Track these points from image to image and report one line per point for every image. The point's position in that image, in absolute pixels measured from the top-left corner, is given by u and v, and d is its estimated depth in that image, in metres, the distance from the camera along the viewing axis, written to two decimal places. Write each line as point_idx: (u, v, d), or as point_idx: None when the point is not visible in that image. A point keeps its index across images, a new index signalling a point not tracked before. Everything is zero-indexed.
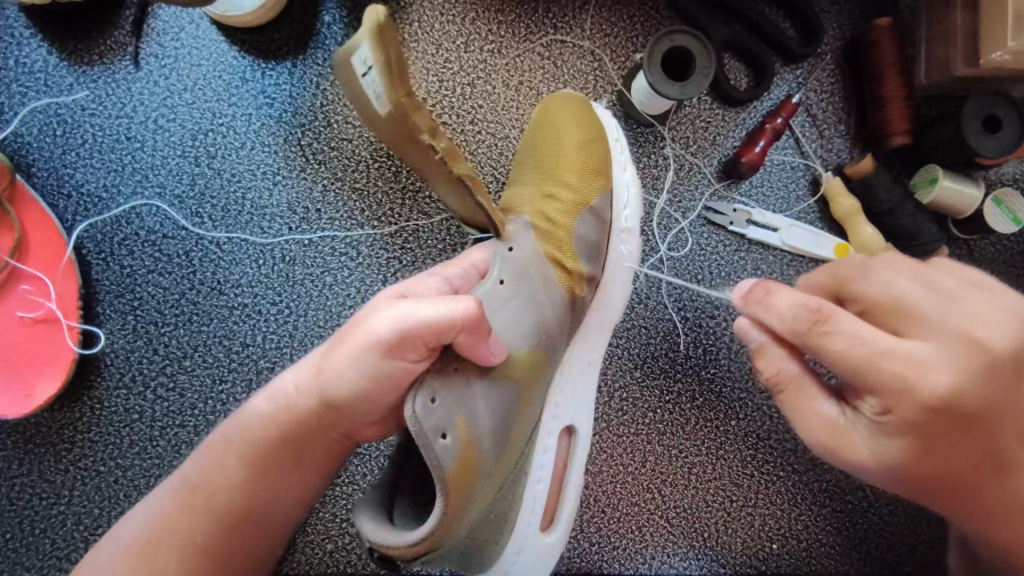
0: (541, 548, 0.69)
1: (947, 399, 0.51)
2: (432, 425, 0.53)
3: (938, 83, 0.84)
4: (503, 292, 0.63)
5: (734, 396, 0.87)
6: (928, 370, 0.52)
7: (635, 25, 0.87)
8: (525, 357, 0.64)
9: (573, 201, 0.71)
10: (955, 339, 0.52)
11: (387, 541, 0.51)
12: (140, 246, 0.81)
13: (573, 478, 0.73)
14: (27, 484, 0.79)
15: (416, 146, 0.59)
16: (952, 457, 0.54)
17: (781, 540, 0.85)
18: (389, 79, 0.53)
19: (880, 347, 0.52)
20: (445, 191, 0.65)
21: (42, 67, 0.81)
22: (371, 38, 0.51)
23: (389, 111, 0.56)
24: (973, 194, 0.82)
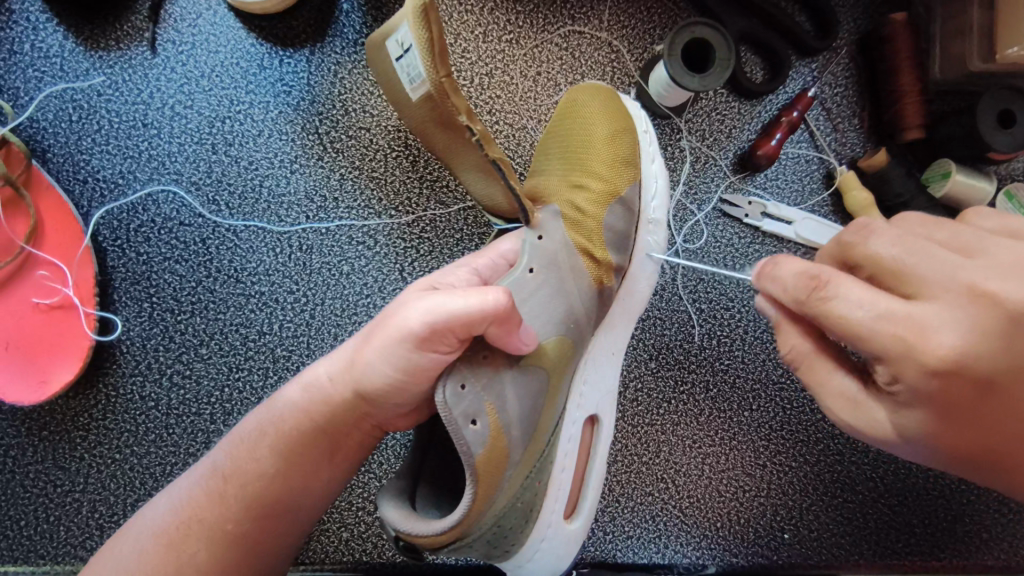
0: (565, 536, 0.70)
1: (957, 362, 0.48)
2: (460, 412, 0.54)
3: (952, 78, 0.85)
4: (531, 281, 0.65)
5: (747, 387, 0.88)
6: (934, 332, 0.48)
7: (653, 17, 0.87)
8: (552, 347, 0.65)
9: (604, 192, 0.71)
10: (961, 297, 0.48)
11: (412, 527, 0.52)
12: (156, 233, 0.81)
13: (596, 467, 0.74)
14: (41, 471, 0.78)
15: (455, 129, 0.61)
16: (977, 424, 0.52)
17: (792, 529, 0.86)
18: (432, 57, 0.56)
19: (882, 312, 0.49)
20: (479, 181, 0.67)
21: (58, 52, 0.80)
22: (416, 20, 0.55)
23: (430, 91, 0.59)
24: (986, 188, 0.83)
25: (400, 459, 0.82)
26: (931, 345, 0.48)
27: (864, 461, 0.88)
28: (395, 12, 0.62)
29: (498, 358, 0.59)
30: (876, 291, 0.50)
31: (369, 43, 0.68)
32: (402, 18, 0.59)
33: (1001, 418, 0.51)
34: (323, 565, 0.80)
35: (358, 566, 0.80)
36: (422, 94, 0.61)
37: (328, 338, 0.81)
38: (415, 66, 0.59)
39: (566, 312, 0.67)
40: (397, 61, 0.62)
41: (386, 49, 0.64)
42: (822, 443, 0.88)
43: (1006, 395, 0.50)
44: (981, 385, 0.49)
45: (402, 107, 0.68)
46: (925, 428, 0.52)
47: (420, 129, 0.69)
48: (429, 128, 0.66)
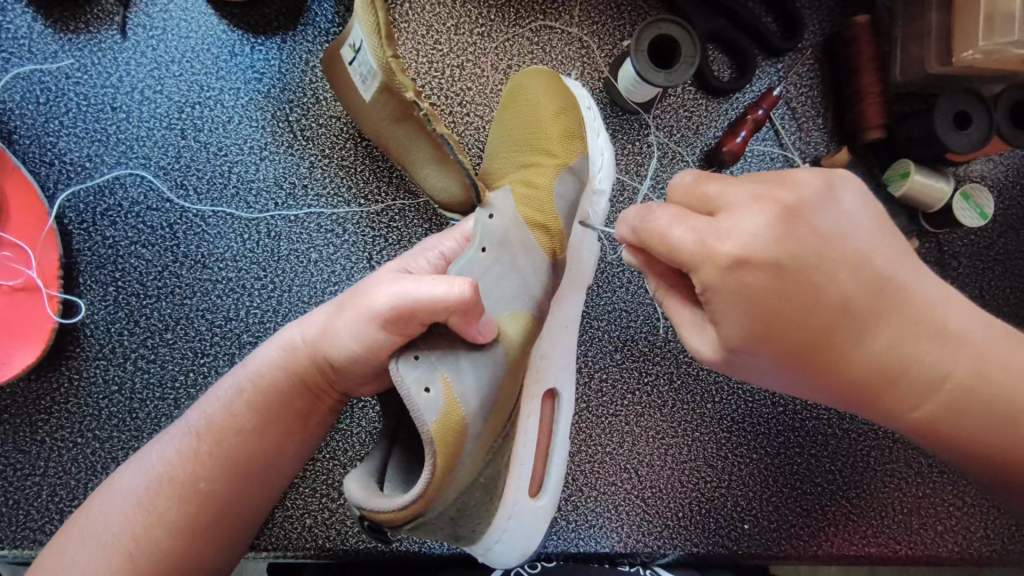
0: (532, 513, 0.72)
1: (745, 258, 0.52)
2: (413, 380, 0.55)
3: (912, 80, 0.87)
4: (485, 260, 0.66)
5: (711, 380, 0.89)
6: (725, 237, 0.53)
7: (623, 13, 0.88)
8: (512, 323, 0.66)
9: (553, 165, 0.73)
10: (752, 205, 0.53)
11: (373, 503, 0.52)
12: (123, 217, 0.81)
13: (560, 442, 0.76)
14: (1, 454, 0.78)
15: (413, 117, 0.66)
16: (790, 315, 0.54)
17: (752, 520, 0.87)
18: (381, 40, 0.61)
19: (690, 229, 0.54)
20: (437, 173, 0.71)
21: (26, 33, 0.80)
22: (365, 7, 0.60)
23: (382, 76, 0.63)
24: (944, 188, 0.84)
25: (365, 446, 0.83)
26: (724, 247, 0.52)
27: (823, 453, 0.90)
28: (348, 21, 0.68)
29: (456, 340, 0.60)
30: (687, 216, 0.54)
31: (327, 50, 0.75)
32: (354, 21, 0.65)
33: (804, 303, 0.54)
34: (286, 551, 0.80)
35: (322, 552, 0.81)
36: (377, 87, 0.66)
37: None
38: (368, 59, 0.64)
39: (524, 287, 0.68)
40: (351, 63, 0.68)
41: (343, 54, 0.70)
42: (782, 436, 0.89)
43: (811, 286, 0.53)
44: (777, 280, 0.53)
45: (359, 108, 0.74)
46: (741, 331, 0.55)
47: (377, 130, 0.74)
48: (387, 124, 0.71)
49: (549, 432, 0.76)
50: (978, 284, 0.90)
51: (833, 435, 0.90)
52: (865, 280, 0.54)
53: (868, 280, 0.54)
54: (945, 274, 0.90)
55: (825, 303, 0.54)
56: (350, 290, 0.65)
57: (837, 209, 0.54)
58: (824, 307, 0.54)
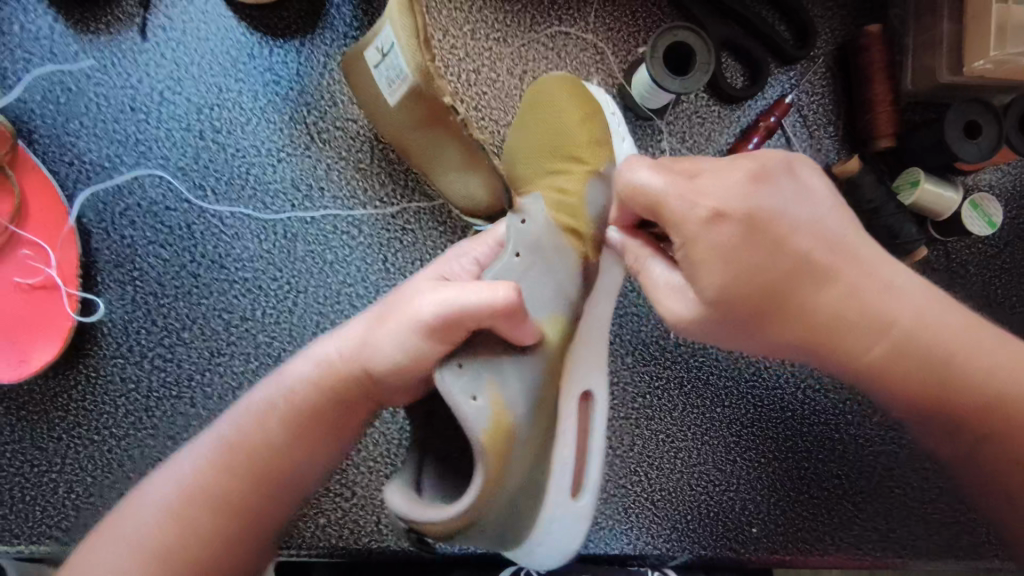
0: (573, 514, 0.71)
1: (722, 211, 0.58)
2: (461, 389, 0.55)
3: (923, 89, 0.88)
4: (519, 265, 0.66)
5: (720, 385, 0.90)
6: (706, 193, 0.59)
7: (637, 20, 0.89)
8: (551, 328, 0.67)
9: (582, 171, 0.74)
10: (729, 170, 0.60)
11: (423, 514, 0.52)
12: (141, 217, 0.82)
13: (595, 444, 0.75)
14: (19, 451, 0.79)
15: (445, 124, 0.68)
16: (762, 269, 0.58)
17: (760, 524, 0.88)
18: (419, 45, 0.63)
19: (672, 186, 0.60)
20: (464, 179, 0.73)
21: (47, 33, 0.81)
22: (404, 13, 0.62)
23: (416, 80, 0.65)
24: (952, 199, 0.85)
25: (379, 447, 0.83)
26: (705, 200, 0.58)
27: (830, 457, 0.90)
28: (374, 24, 0.70)
29: (491, 342, 0.60)
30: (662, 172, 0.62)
31: (347, 55, 0.76)
32: (383, 24, 0.67)
33: (770, 257, 0.58)
34: (299, 550, 0.81)
35: (335, 551, 0.82)
36: (404, 91, 0.68)
37: (310, 325, 0.82)
38: (399, 62, 0.66)
39: (558, 292, 0.68)
40: (378, 67, 0.69)
41: (366, 56, 0.71)
42: (790, 440, 0.90)
43: (774, 239, 0.58)
44: (752, 234, 0.58)
45: (381, 114, 0.75)
46: (716, 283, 0.59)
47: (397, 135, 0.75)
48: (411, 131, 0.73)
49: (586, 433, 0.76)
50: (985, 292, 0.91)
51: (840, 439, 0.91)
52: (819, 237, 0.60)
53: (819, 239, 0.60)
54: (952, 281, 0.91)
55: (786, 254, 0.59)
56: (390, 301, 0.66)
57: (799, 183, 0.61)
58: (785, 259, 0.59)
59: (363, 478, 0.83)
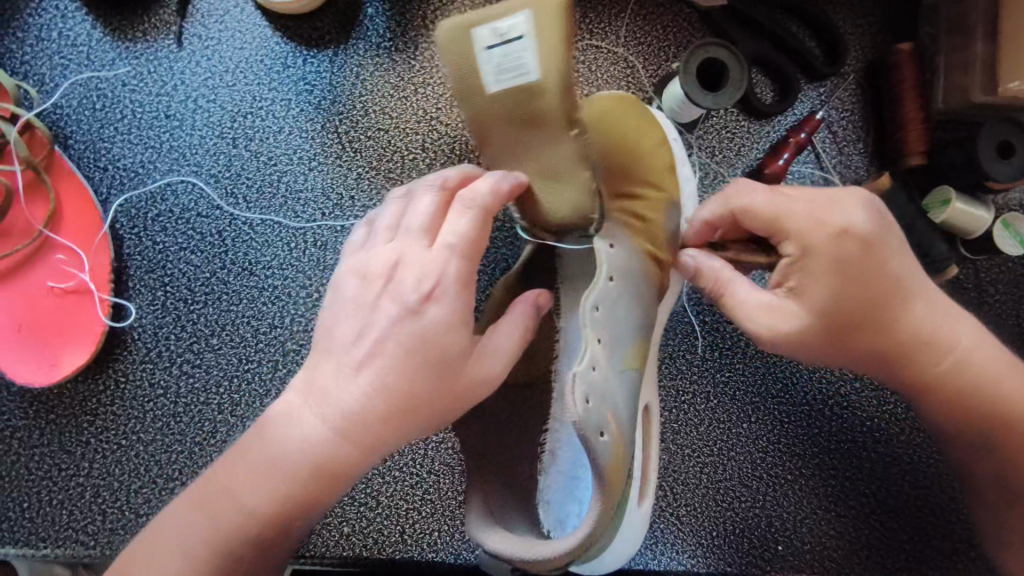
0: (633, 524, 0.73)
1: (844, 228, 0.61)
2: (592, 427, 0.59)
3: (955, 107, 0.86)
4: (614, 289, 0.68)
5: (747, 400, 0.89)
6: (828, 212, 0.62)
7: (669, 34, 0.89)
8: (633, 351, 0.71)
9: (659, 198, 0.76)
10: (841, 193, 0.64)
11: (533, 555, 0.54)
12: (173, 223, 0.82)
13: (654, 451, 0.78)
14: (47, 454, 0.79)
15: (554, 129, 0.64)
16: (864, 284, 0.61)
17: (786, 542, 0.88)
18: (563, 46, 0.61)
19: (788, 203, 0.64)
20: (538, 198, 0.66)
21: (85, 41, 0.82)
22: (557, 13, 0.61)
23: (546, 81, 0.62)
24: (984, 219, 0.85)
25: (404, 457, 0.83)
26: (832, 217, 0.62)
27: (858, 477, 0.89)
28: (479, 9, 0.62)
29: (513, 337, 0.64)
30: (777, 194, 0.65)
31: (440, 28, 0.62)
32: (513, 11, 0.60)
33: (869, 277, 0.61)
34: (322, 559, 0.81)
35: (359, 560, 0.81)
36: (516, 84, 0.62)
37: None
38: (524, 56, 0.60)
39: (640, 318, 0.72)
40: (491, 50, 0.61)
41: (473, 33, 0.60)
42: (817, 458, 0.89)
43: (879, 261, 0.62)
44: (866, 252, 0.61)
45: (465, 99, 0.63)
46: (827, 294, 0.61)
47: (477, 130, 0.65)
48: (501, 130, 0.64)
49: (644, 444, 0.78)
50: (1018, 312, 0.90)
51: (868, 458, 0.89)
52: (907, 266, 0.64)
53: (909, 267, 0.64)
54: (983, 300, 0.90)
55: (887, 275, 0.62)
56: (400, 327, 0.54)
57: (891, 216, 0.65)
58: (884, 279, 0.62)
59: (388, 488, 0.82)
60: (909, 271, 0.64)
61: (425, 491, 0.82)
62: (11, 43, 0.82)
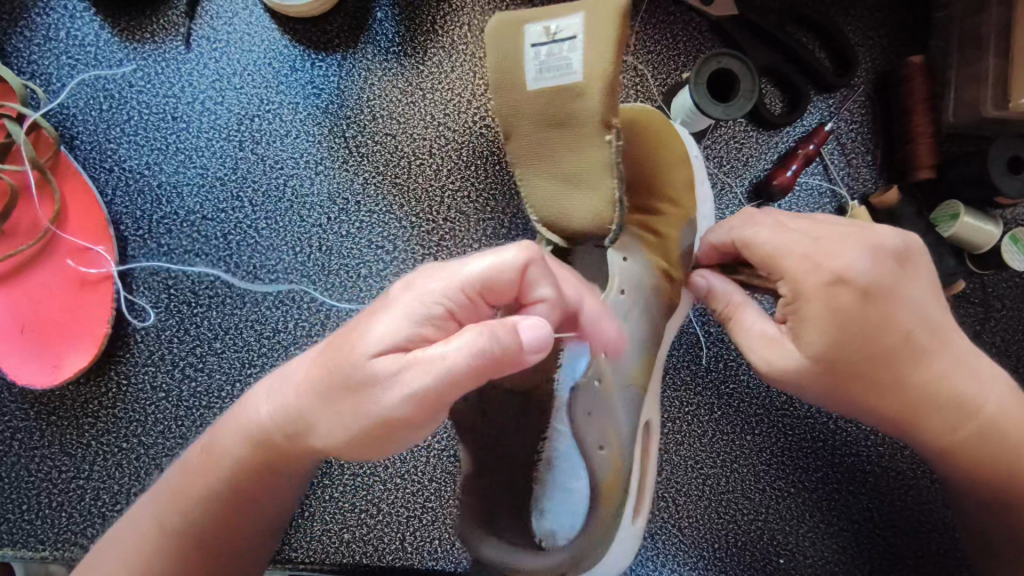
0: (632, 537, 0.73)
1: (843, 276, 0.58)
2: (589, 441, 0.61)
3: (964, 122, 0.87)
4: (623, 303, 0.71)
5: (751, 412, 0.89)
6: (833, 257, 0.59)
7: (679, 43, 0.89)
8: (638, 367, 0.71)
9: (675, 214, 0.75)
10: (852, 238, 0.60)
11: (523, 563, 0.56)
12: (178, 225, 0.82)
13: (654, 469, 0.77)
14: (48, 456, 0.79)
15: (589, 132, 0.66)
16: (867, 335, 0.59)
17: (788, 555, 0.87)
18: (614, 53, 0.63)
19: (792, 244, 0.61)
20: (555, 194, 0.69)
21: (93, 41, 0.82)
22: (614, 20, 0.63)
23: (589, 82, 0.64)
24: (993, 231, 0.84)
25: (406, 463, 0.82)
26: (831, 263, 0.59)
27: (861, 491, 0.88)
28: (538, 8, 0.67)
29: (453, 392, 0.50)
30: (784, 230, 0.63)
31: (498, 19, 0.69)
32: (571, 13, 0.65)
33: (876, 330, 0.59)
34: (323, 565, 0.81)
35: (359, 567, 0.81)
36: (557, 83, 0.66)
37: None
38: (573, 58, 0.65)
39: (646, 335, 0.72)
40: (534, 47, 0.66)
41: (526, 32, 0.66)
42: (820, 471, 0.89)
43: (885, 313, 0.59)
44: (867, 302, 0.58)
45: (502, 95, 0.69)
46: (822, 342, 0.59)
47: (508, 121, 0.70)
48: (534, 123, 0.69)
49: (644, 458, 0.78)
50: None
51: (871, 472, 0.89)
52: (925, 318, 0.61)
53: (926, 319, 0.61)
54: (989, 315, 0.89)
55: (895, 328, 0.59)
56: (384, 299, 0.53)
57: (918, 262, 0.61)
58: (893, 332, 0.59)
59: (389, 495, 0.82)
60: (926, 323, 0.61)
61: (426, 499, 0.82)
62: (19, 42, 0.81)
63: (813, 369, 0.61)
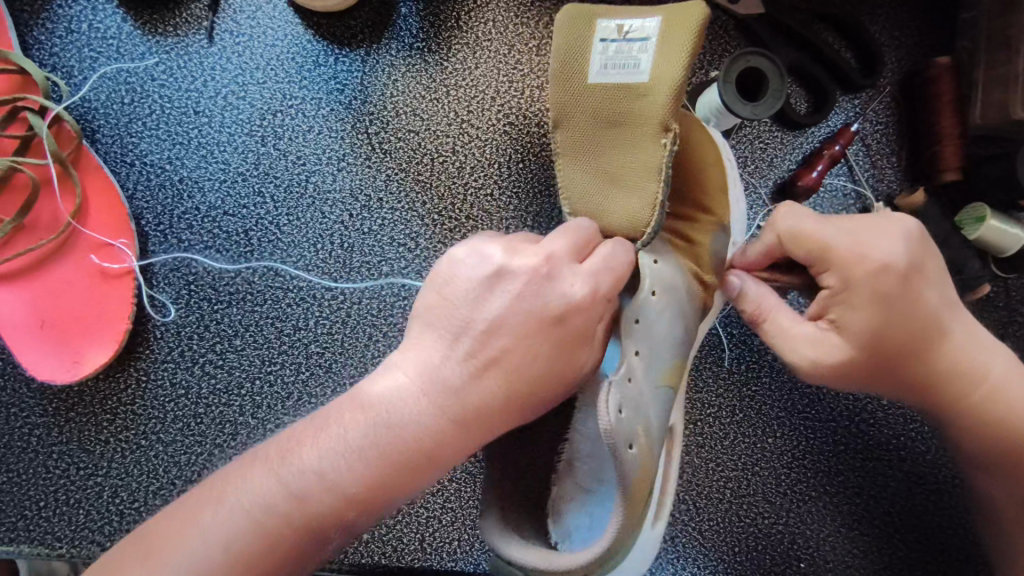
0: (647, 540, 0.72)
1: (886, 265, 0.60)
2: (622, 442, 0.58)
3: (991, 123, 0.84)
4: (654, 306, 0.68)
5: (772, 414, 0.88)
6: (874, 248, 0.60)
7: (704, 42, 0.88)
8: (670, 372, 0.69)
9: (708, 221, 0.74)
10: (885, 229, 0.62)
11: (548, 564, 0.52)
12: (199, 221, 0.81)
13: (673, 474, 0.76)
14: (66, 452, 0.78)
15: (644, 131, 0.65)
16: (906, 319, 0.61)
17: (809, 559, 0.86)
18: (687, 56, 0.63)
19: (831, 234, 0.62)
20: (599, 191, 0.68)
21: (115, 33, 0.81)
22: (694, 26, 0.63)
23: (655, 83, 0.64)
24: (1018, 234, 0.83)
25: None
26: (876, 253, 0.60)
27: (883, 495, 0.87)
28: (619, 7, 0.68)
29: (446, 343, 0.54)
30: (823, 223, 0.63)
31: (567, 12, 0.69)
32: (649, 14, 0.65)
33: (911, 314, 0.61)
34: (341, 565, 0.80)
35: (378, 568, 0.80)
36: (620, 80, 0.66)
37: (362, 337, 0.80)
38: (642, 57, 0.65)
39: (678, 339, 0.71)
40: (607, 42, 0.66)
41: (599, 26, 0.67)
42: (842, 475, 0.88)
43: (918, 298, 0.61)
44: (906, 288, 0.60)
45: (562, 83, 0.68)
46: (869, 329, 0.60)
47: (563, 109, 0.69)
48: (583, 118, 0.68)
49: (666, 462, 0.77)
50: None
51: (892, 476, 0.88)
52: (946, 302, 0.63)
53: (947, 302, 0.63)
54: (1014, 319, 0.88)
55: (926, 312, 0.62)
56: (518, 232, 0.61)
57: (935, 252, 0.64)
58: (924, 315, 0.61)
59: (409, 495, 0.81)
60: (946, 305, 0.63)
61: (446, 499, 0.81)
62: (41, 34, 0.81)
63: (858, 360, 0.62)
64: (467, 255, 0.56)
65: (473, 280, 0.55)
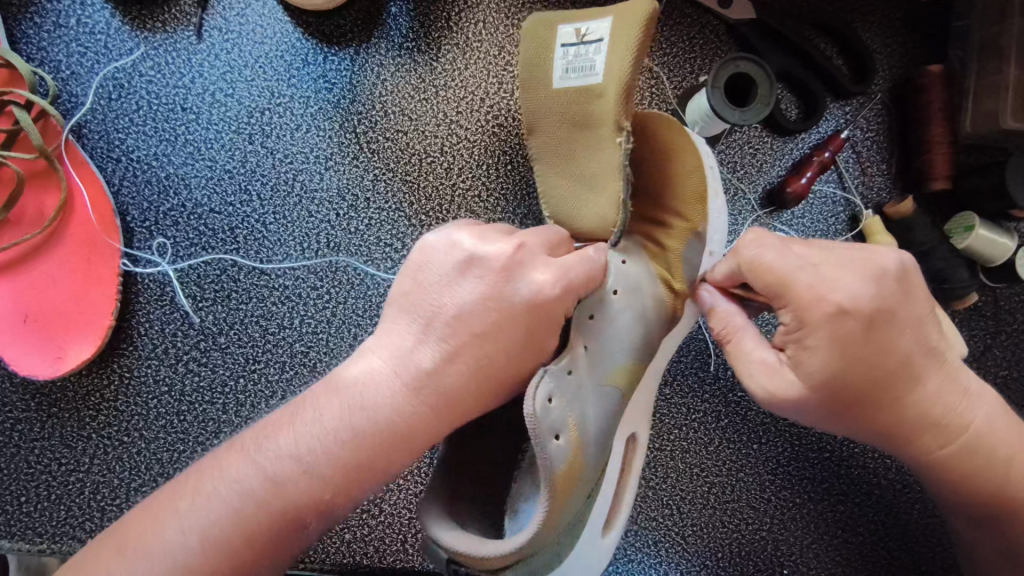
0: (595, 551, 0.71)
1: (845, 306, 0.58)
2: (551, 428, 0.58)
3: (982, 132, 0.85)
4: (615, 303, 0.70)
5: (757, 420, 0.88)
6: (836, 286, 0.58)
7: (695, 46, 0.88)
8: (621, 372, 0.70)
9: (682, 228, 0.73)
10: (854, 264, 0.59)
11: (471, 548, 0.52)
12: (185, 218, 0.81)
13: (632, 483, 0.75)
14: (48, 448, 0.78)
15: (602, 134, 0.65)
16: (869, 361, 0.59)
17: (791, 566, 0.86)
18: (633, 55, 0.62)
19: (796, 267, 0.60)
20: (571, 196, 0.70)
21: (103, 29, 0.81)
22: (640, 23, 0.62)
23: (607, 85, 0.64)
24: (1008, 243, 0.83)
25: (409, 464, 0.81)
26: (836, 292, 0.58)
27: (868, 503, 0.87)
28: (580, 10, 0.68)
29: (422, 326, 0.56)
30: (789, 252, 0.62)
31: (535, 20, 0.71)
32: (603, 14, 0.65)
33: (876, 356, 0.59)
34: (323, 565, 0.80)
35: (359, 568, 0.80)
36: (580, 83, 0.66)
37: (347, 336, 0.80)
38: (597, 60, 0.64)
39: (636, 340, 0.71)
40: (564, 47, 0.66)
41: (559, 31, 0.67)
42: (827, 482, 0.87)
43: (886, 338, 0.59)
44: (870, 330, 0.58)
45: (531, 91, 0.70)
46: (826, 370, 0.59)
47: (537, 113, 0.71)
48: (560, 123, 0.69)
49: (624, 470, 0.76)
50: None
51: (877, 485, 0.88)
52: (923, 342, 0.61)
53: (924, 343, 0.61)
54: (1002, 329, 0.88)
55: (895, 352, 0.59)
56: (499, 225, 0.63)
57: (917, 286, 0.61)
58: (893, 356, 0.59)
59: (392, 496, 0.81)
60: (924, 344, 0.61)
61: None
62: (29, 28, 0.80)
63: (815, 398, 0.61)
64: (444, 243, 0.58)
65: (447, 266, 0.57)
